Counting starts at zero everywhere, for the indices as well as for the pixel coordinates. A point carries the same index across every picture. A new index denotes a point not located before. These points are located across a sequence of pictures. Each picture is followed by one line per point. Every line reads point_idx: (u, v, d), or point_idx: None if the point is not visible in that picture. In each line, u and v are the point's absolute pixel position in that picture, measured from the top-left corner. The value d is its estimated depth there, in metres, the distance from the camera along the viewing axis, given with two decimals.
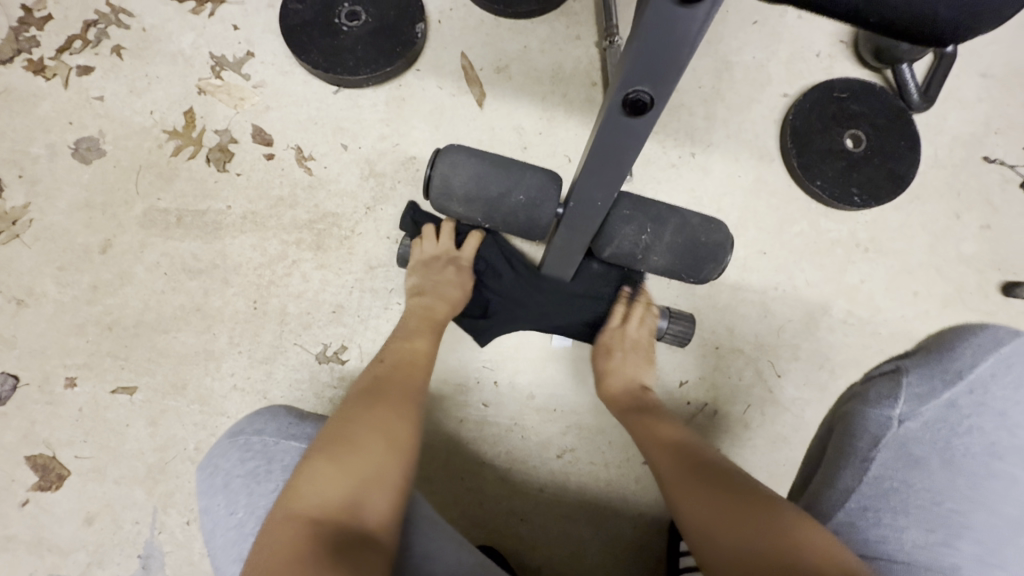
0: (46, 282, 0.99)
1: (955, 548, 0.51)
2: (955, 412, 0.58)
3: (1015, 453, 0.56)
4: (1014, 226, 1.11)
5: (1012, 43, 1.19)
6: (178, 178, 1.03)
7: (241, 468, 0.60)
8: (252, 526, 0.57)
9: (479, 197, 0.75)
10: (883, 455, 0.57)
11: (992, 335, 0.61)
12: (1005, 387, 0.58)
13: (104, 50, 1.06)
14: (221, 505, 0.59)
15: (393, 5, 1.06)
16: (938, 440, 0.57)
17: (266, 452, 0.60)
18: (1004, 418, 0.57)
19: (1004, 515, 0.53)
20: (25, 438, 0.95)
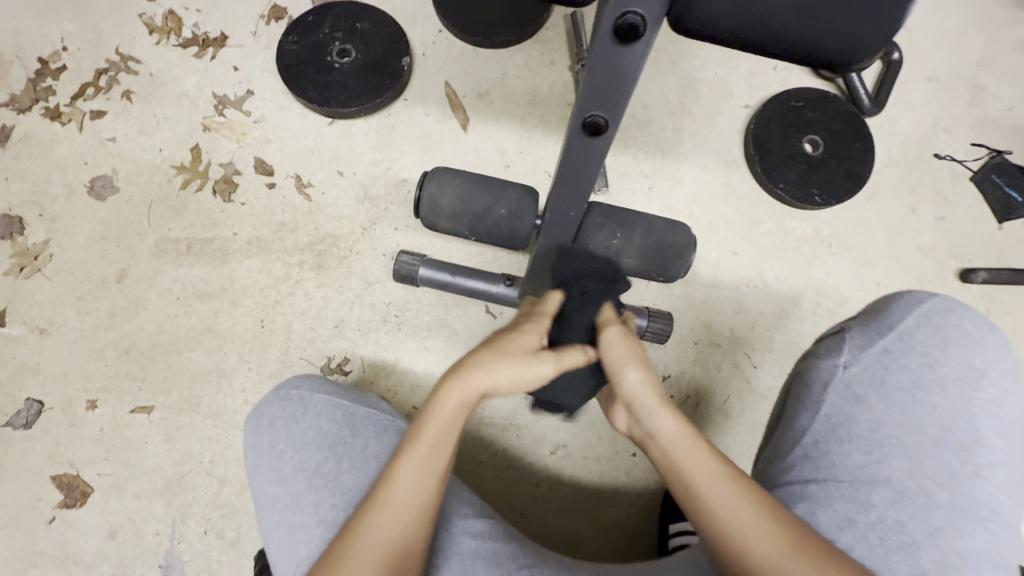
0: (66, 311, 1.07)
1: (889, 463, 0.60)
2: (890, 356, 0.65)
3: (941, 386, 0.63)
4: (966, 217, 1.19)
5: (955, 47, 1.28)
6: (186, 210, 1.11)
7: (283, 412, 0.72)
8: (290, 455, 0.68)
9: (464, 213, 0.82)
10: (832, 397, 0.66)
11: (915, 296, 0.69)
12: (928, 333, 0.66)
13: (115, 95, 1.15)
14: (266, 440, 0.70)
15: (380, 42, 1.15)
16: (874, 379, 0.65)
17: (302, 401, 0.72)
18: (927, 355, 0.64)
19: (929, 433, 0.61)
20: (50, 458, 1.02)
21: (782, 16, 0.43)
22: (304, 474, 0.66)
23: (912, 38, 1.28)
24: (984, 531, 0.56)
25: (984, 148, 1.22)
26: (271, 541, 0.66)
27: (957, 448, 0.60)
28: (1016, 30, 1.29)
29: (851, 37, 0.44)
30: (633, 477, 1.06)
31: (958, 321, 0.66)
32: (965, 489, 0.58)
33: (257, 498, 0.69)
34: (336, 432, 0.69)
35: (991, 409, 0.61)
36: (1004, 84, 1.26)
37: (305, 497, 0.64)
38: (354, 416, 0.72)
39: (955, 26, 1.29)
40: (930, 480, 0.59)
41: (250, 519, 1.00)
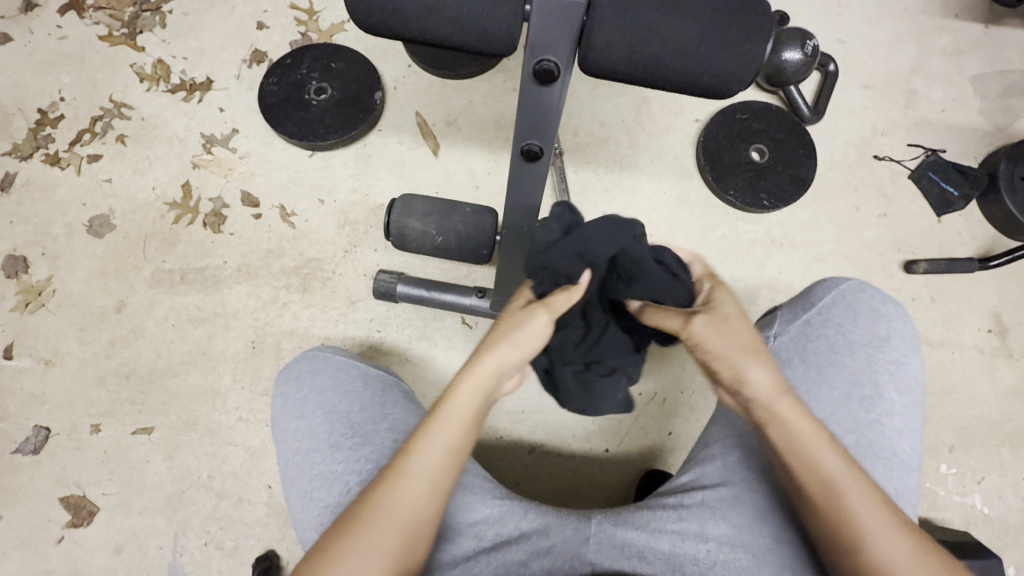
0: (70, 342, 1.14)
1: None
2: (811, 327, 0.76)
3: (848, 349, 0.73)
4: (907, 213, 1.28)
5: (889, 56, 1.38)
6: (179, 242, 1.19)
7: (309, 365, 0.82)
8: (312, 396, 0.77)
9: (435, 211, 0.89)
10: None
11: (836, 279, 0.80)
12: (842, 306, 0.76)
13: (110, 139, 1.24)
14: (292, 386, 0.79)
15: (354, 79, 1.25)
16: (797, 347, 0.76)
17: (325, 359, 0.82)
18: (840, 325, 0.75)
19: (839, 388, 0.71)
20: (57, 481, 1.08)
21: (665, 56, 0.52)
22: (322, 411, 0.75)
23: (848, 49, 1.38)
24: (882, 469, 0.66)
25: (920, 148, 1.31)
26: (287, 466, 0.74)
27: (862, 400, 0.69)
28: (944, 37, 1.39)
29: (725, 72, 0.53)
30: (607, 471, 1.13)
31: (867, 297, 0.77)
32: (868, 434, 0.68)
33: (275, 434, 0.77)
34: (351, 379, 0.79)
35: (892, 367, 0.71)
36: (935, 87, 1.36)
37: (321, 426, 0.73)
38: (366, 373, 0.81)
39: (887, 36, 1.39)
40: (839, 426, 0.68)
41: (247, 530, 1.07)
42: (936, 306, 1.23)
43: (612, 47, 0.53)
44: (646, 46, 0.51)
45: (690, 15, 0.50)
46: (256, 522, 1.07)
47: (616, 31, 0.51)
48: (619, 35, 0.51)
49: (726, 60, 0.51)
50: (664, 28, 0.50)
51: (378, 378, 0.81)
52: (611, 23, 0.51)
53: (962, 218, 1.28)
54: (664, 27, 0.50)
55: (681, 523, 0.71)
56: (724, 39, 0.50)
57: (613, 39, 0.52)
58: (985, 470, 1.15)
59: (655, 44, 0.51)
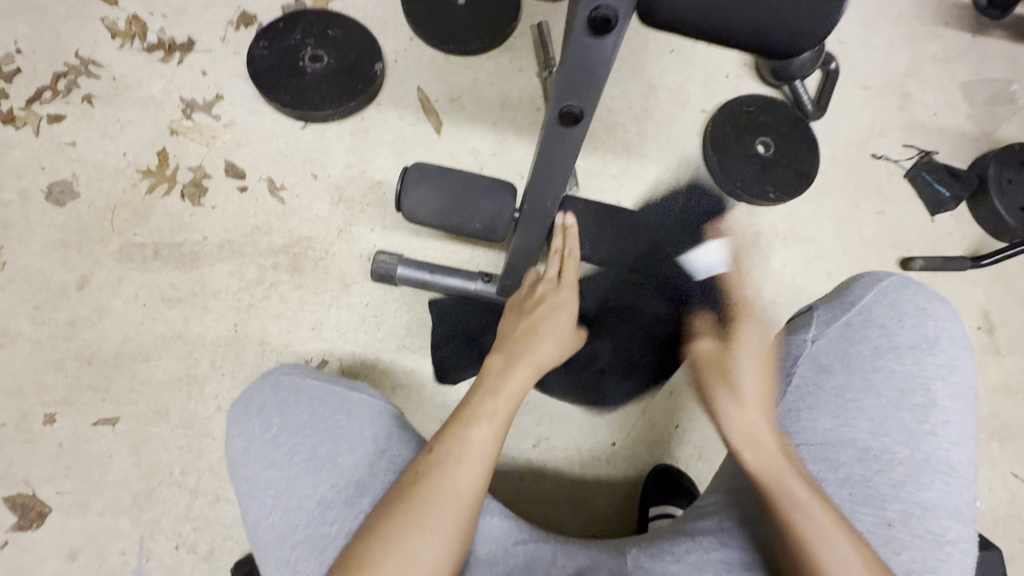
0: (21, 321, 1.01)
1: (853, 426, 0.71)
2: (851, 329, 0.75)
3: (894, 352, 0.72)
4: (903, 211, 1.30)
5: (885, 58, 1.41)
6: (153, 214, 1.08)
7: (274, 397, 0.74)
8: (285, 437, 0.70)
9: (452, 187, 0.84)
10: (800, 370, 0.75)
11: (875, 276, 0.78)
12: (883, 307, 0.75)
13: (75, 98, 1.12)
14: (256, 426, 0.72)
15: (352, 48, 1.17)
16: (838, 351, 0.74)
17: (294, 387, 0.74)
18: (884, 326, 0.74)
19: (888, 396, 0.71)
20: (3, 478, 0.95)
21: (739, 9, 0.48)
22: (300, 458, 0.68)
23: (847, 50, 1.40)
24: (941, 482, 0.68)
25: (914, 149, 1.34)
26: (260, 527, 0.68)
27: (914, 409, 0.70)
28: (935, 44, 1.43)
29: (799, 30, 0.49)
30: (614, 465, 1.09)
31: (911, 294, 0.76)
32: (922, 445, 0.69)
33: (244, 482, 0.70)
34: (332, 415, 0.72)
35: (943, 371, 0.72)
36: (928, 91, 1.39)
37: (302, 480, 0.67)
38: (349, 402, 0.74)
39: (883, 40, 1.42)
40: (890, 439, 0.69)
41: (225, 531, 0.97)
42: None
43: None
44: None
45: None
46: (234, 523, 0.97)
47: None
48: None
49: (803, 14, 0.48)
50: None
51: (360, 404, 0.74)
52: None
53: (953, 217, 1.31)
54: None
55: (723, 551, 0.70)
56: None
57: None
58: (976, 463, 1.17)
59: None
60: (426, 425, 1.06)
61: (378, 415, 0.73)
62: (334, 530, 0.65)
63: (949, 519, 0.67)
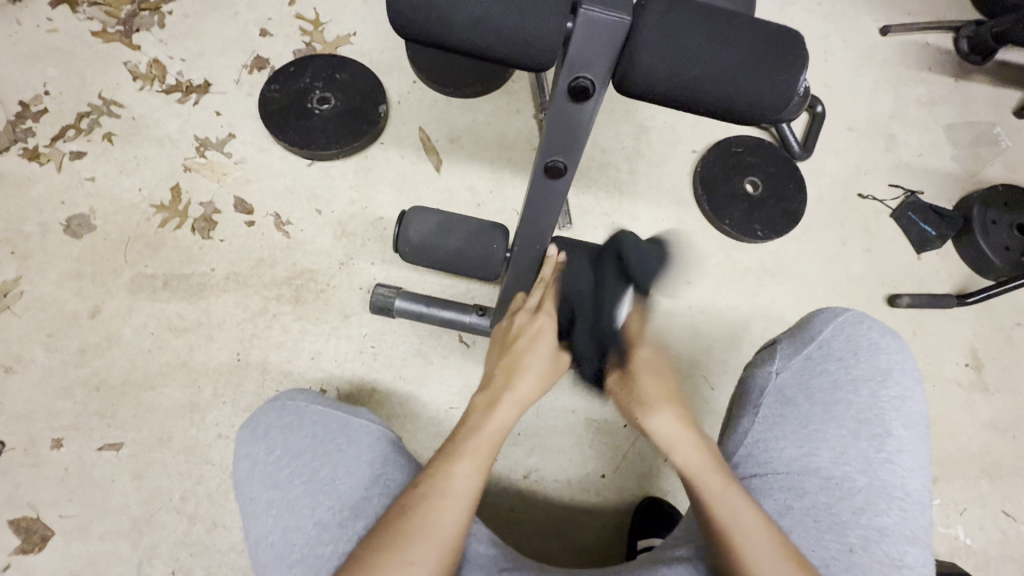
0: (35, 349, 1.06)
1: (816, 454, 0.73)
2: (811, 361, 0.78)
3: (852, 384, 0.75)
4: (889, 248, 1.34)
5: (870, 100, 1.46)
6: (164, 247, 1.14)
7: (279, 420, 0.77)
8: (287, 458, 0.73)
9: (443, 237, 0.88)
10: (766, 401, 0.77)
11: (832, 312, 0.82)
12: (840, 341, 0.78)
13: (96, 137, 1.19)
14: (261, 448, 0.75)
15: (358, 91, 1.24)
16: (801, 383, 0.77)
17: (299, 411, 0.78)
18: (842, 359, 0.77)
19: (848, 426, 0.73)
20: (9, 501, 0.99)
21: (703, 81, 0.53)
22: (300, 480, 0.71)
23: (833, 93, 1.45)
24: (898, 509, 0.69)
25: (900, 189, 1.38)
26: (260, 546, 0.70)
27: (872, 438, 0.72)
28: (919, 87, 1.49)
29: (760, 101, 0.54)
30: (603, 497, 1.11)
31: (866, 329, 0.79)
32: (880, 473, 0.71)
33: (247, 501, 0.73)
34: (332, 439, 0.75)
35: (898, 402, 0.74)
36: (912, 133, 1.44)
37: (301, 502, 0.70)
38: (349, 427, 0.77)
39: (868, 83, 1.48)
40: (851, 467, 0.71)
41: (221, 557, 0.99)
42: (917, 338, 1.28)
43: (651, 69, 0.53)
44: (687, 67, 0.52)
45: (730, 44, 0.51)
46: (230, 549, 0.99)
47: (655, 52, 0.52)
48: (661, 57, 0.52)
49: (762, 89, 0.53)
50: (705, 53, 0.51)
51: (360, 429, 0.77)
52: (651, 45, 0.52)
53: (939, 255, 1.34)
54: (707, 50, 0.51)
55: None
56: (761, 69, 0.52)
57: (652, 60, 0.53)
58: (967, 501, 1.18)
59: (694, 68, 0.52)
60: (420, 455, 1.08)
61: (376, 440, 0.77)
62: (329, 551, 0.67)
63: (907, 545, 0.68)
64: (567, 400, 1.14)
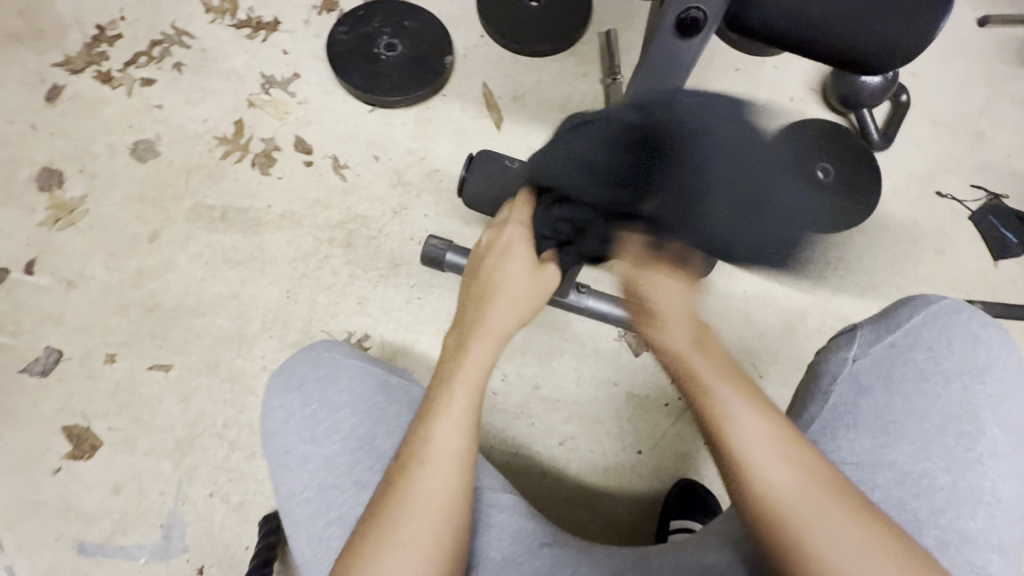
0: (96, 266, 1.08)
1: (893, 447, 0.69)
2: (895, 350, 0.73)
3: (940, 377, 0.71)
4: (964, 252, 1.26)
5: (960, 94, 1.37)
6: (224, 179, 1.15)
7: (315, 373, 0.76)
8: (325, 414, 0.72)
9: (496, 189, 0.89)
10: (840, 388, 0.73)
11: (924, 300, 0.77)
12: (930, 332, 0.73)
13: (166, 65, 1.20)
14: (297, 399, 0.74)
15: (425, 40, 1.21)
16: (880, 371, 0.72)
17: (334, 363, 0.77)
18: (930, 350, 0.72)
19: (932, 421, 0.69)
20: (63, 409, 1.02)
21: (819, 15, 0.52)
22: (340, 437, 0.71)
23: (919, 84, 1.37)
24: (984, 514, 0.65)
25: (982, 192, 1.30)
26: (295, 499, 0.70)
27: (959, 437, 0.68)
28: (1014, 85, 1.39)
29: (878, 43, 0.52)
30: (638, 474, 1.09)
31: (962, 321, 0.73)
32: (966, 474, 0.66)
33: (279, 452, 0.72)
34: (372, 398, 0.75)
35: (992, 402, 0.69)
36: (1003, 132, 1.35)
37: (341, 459, 0.70)
38: (387, 385, 0.77)
39: (959, 76, 1.38)
40: (932, 464, 0.67)
41: (257, 486, 1.01)
42: None
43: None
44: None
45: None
46: (267, 480, 1.01)
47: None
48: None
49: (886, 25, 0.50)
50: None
51: (398, 388, 0.77)
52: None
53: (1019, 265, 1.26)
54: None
55: None
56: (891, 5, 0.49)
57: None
58: None
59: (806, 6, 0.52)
60: None
61: (415, 401, 0.77)
62: None
63: (993, 554, 0.63)
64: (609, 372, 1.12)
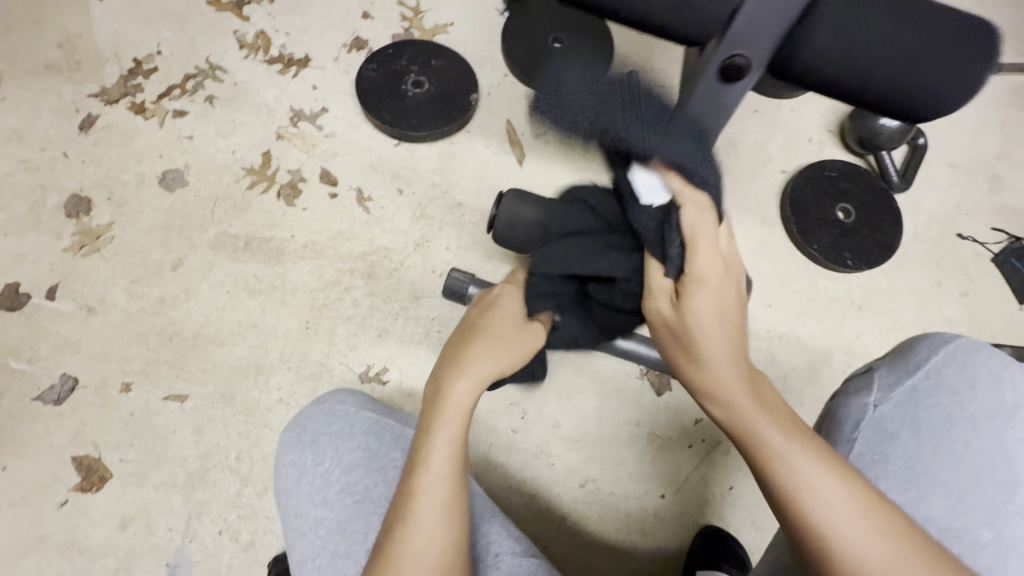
0: (117, 293, 1.08)
1: (927, 501, 0.63)
2: (918, 394, 0.67)
3: (970, 423, 0.64)
4: (989, 295, 1.25)
5: (976, 138, 1.39)
6: (249, 209, 1.15)
7: (328, 428, 0.74)
8: (338, 473, 0.70)
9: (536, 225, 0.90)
10: (863, 436, 0.68)
11: (941, 335, 0.70)
12: (954, 371, 0.67)
13: (199, 98, 1.23)
14: (310, 458, 0.72)
15: (451, 77, 1.24)
16: (905, 417, 0.66)
17: (349, 418, 0.75)
18: (956, 393, 0.66)
19: (965, 471, 0.63)
20: (74, 438, 1.00)
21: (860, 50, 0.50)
22: (353, 498, 0.68)
23: (935, 127, 1.38)
24: None
25: (1002, 235, 1.30)
26: (306, 567, 0.67)
27: (996, 487, 0.61)
28: None
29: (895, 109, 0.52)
30: (660, 519, 1.05)
31: (984, 358, 0.67)
32: (1008, 528, 0.60)
33: (293, 514, 0.70)
34: (386, 455, 0.72)
35: None
36: (1019, 177, 1.36)
37: (353, 523, 0.67)
38: (402, 439, 0.75)
39: (974, 122, 1.40)
40: (971, 519, 0.61)
41: (268, 524, 0.97)
42: None
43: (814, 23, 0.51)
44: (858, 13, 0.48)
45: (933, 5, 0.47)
46: (278, 517, 0.98)
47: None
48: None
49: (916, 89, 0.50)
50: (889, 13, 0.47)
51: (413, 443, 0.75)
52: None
53: None
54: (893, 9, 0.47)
55: None
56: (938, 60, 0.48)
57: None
58: None
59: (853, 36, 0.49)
60: (475, 448, 1.06)
61: None
62: None
63: None
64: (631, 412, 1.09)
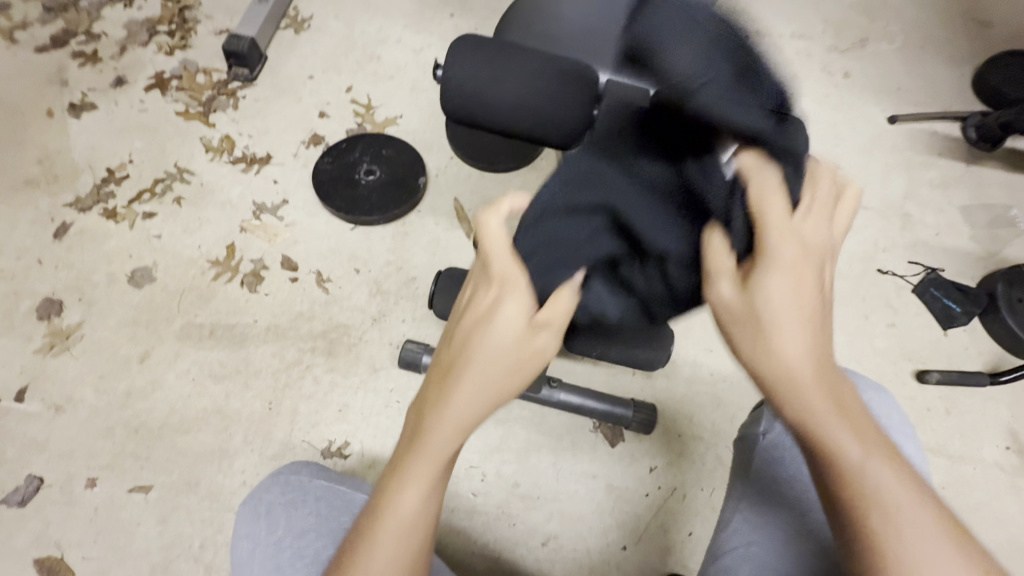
0: (85, 389, 1.13)
1: (815, 516, 0.72)
2: None
3: None
4: (915, 324, 1.34)
5: (883, 182, 1.53)
6: (214, 298, 1.23)
7: (282, 497, 0.78)
8: (288, 540, 0.73)
9: None
10: (761, 463, 0.76)
11: None
12: None
13: (167, 200, 1.33)
14: (263, 528, 0.75)
15: (400, 165, 1.37)
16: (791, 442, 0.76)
17: (302, 485, 0.79)
18: None
19: None
20: (37, 540, 1.01)
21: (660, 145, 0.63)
22: (302, 563, 0.71)
23: (846, 174, 1.52)
24: None
25: (919, 266, 1.41)
26: None
27: None
28: (929, 171, 1.56)
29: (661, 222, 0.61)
30: (624, 573, 1.06)
31: None
32: None
33: None
34: (337, 518, 0.75)
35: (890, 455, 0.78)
36: (927, 213, 1.49)
37: None
38: (353, 502, 0.78)
39: (880, 167, 1.55)
40: None
41: None
42: (951, 419, 1.24)
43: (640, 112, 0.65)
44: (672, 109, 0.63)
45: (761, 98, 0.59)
46: None
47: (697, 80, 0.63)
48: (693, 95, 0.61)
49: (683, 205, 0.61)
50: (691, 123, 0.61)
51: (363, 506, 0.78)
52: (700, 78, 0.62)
53: (967, 332, 1.34)
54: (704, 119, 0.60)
55: None
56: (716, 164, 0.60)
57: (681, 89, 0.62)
58: None
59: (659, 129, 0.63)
60: None
61: None
62: None
63: None
64: (587, 466, 1.13)
